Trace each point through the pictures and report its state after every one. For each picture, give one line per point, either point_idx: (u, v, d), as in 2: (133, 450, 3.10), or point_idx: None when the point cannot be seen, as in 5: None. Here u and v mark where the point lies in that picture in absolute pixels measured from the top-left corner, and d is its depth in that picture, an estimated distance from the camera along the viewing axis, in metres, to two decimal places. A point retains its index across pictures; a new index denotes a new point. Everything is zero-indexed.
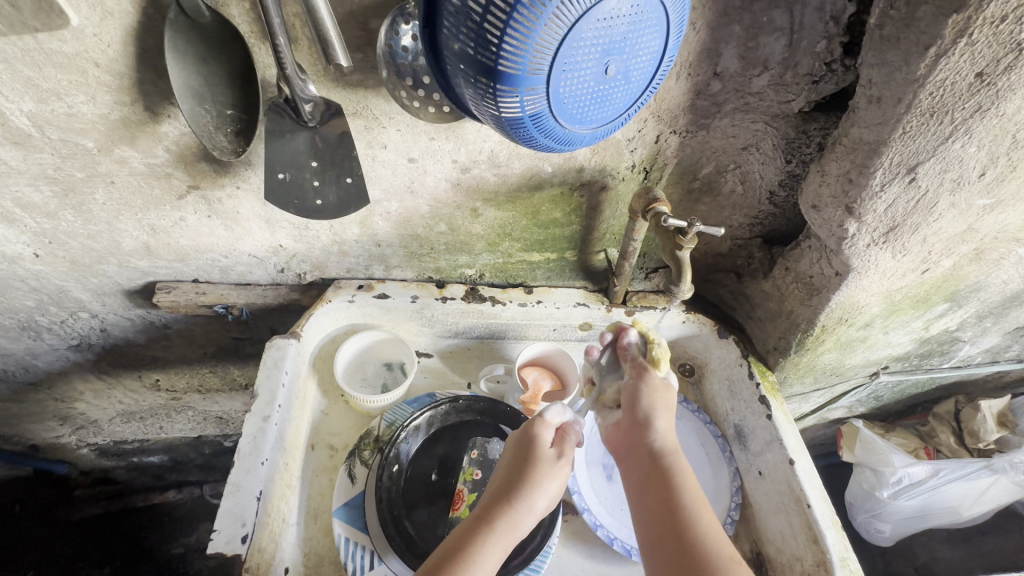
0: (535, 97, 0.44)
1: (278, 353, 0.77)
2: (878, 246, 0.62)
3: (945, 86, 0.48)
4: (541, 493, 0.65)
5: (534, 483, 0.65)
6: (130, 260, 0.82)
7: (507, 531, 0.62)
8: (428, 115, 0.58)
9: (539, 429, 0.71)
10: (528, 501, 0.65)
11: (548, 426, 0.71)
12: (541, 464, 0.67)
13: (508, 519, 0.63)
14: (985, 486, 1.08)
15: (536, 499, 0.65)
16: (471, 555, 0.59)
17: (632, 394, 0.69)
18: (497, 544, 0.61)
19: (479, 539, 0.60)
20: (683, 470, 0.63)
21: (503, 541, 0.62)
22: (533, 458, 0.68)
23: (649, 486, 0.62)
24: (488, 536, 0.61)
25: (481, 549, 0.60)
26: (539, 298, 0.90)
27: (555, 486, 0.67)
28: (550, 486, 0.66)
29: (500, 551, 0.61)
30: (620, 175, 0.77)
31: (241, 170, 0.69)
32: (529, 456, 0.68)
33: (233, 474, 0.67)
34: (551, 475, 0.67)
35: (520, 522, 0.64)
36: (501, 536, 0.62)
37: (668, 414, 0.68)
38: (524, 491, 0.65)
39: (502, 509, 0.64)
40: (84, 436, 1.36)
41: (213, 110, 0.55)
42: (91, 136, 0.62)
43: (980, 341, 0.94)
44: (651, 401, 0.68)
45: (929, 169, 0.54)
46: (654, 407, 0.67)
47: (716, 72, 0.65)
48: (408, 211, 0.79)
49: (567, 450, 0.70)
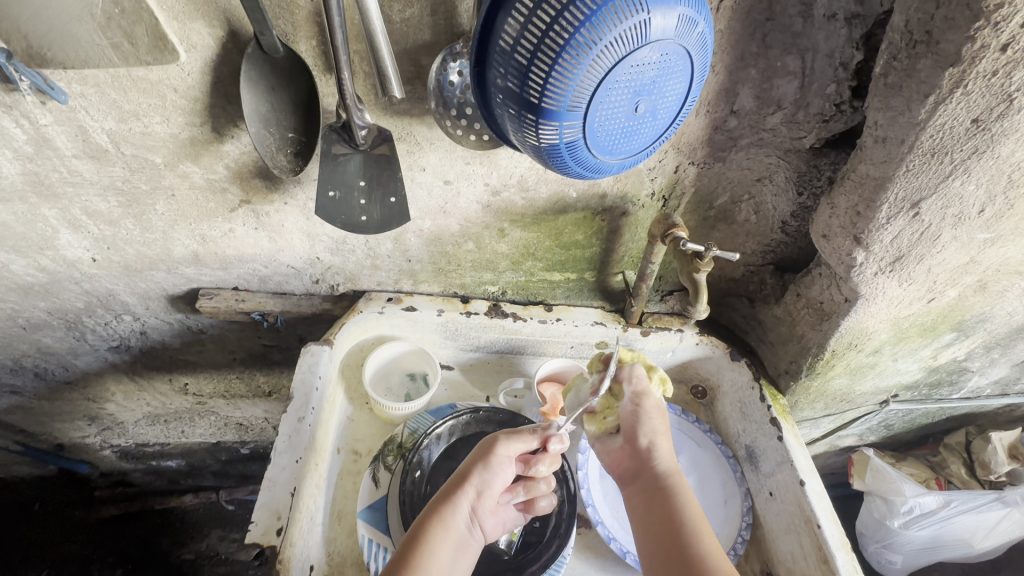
0: (573, 130, 0.49)
1: (312, 358, 0.82)
2: (885, 275, 0.66)
3: (945, 130, 0.52)
4: (480, 481, 0.72)
5: (464, 475, 0.72)
6: (177, 267, 0.88)
7: (446, 514, 0.69)
8: (470, 142, 0.64)
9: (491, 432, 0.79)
10: (469, 489, 0.71)
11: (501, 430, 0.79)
12: (480, 455, 0.74)
13: (449, 505, 0.70)
14: (996, 519, 1.08)
15: (478, 486, 0.72)
16: (422, 543, 0.66)
17: (632, 420, 0.77)
18: (441, 530, 0.67)
19: (429, 527, 0.67)
20: (683, 491, 0.72)
21: (445, 525, 0.68)
22: (476, 454, 0.75)
23: (653, 503, 0.71)
24: (433, 523, 0.68)
25: (426, 540, 0.66)
26: (558, 316, 0.94)
27: (498, 474, 0.73)
28: (489, 475, 0.73)
29: (445, 536, 0.67)
30: (640, 202, 0.82)
31: (290, 187, 0.75)
32: (476, 451, 0.76)
33: (270, 470, 0.71)
34: (491, 462, 0.73)
35: (461, 506, 0.70)
36: (447, 521, 0.68)
37: (665, 437, 0.77)
38: (468, 477, 0.72)
39: (446, 496, 0.71)
40: (109, 437, 1.41)
41: (276, 133, 0.61)
42: (160, 152, 0.69)
43: (989, 371, 0.96)
44: (649, 427, 0.76)
45: (931, 205, 0.58)
46: (652, 431, 0.76)
47: (732, 110, 0.70)
48: (439, 229, 0.84)
49: (513, 443, 0.75)
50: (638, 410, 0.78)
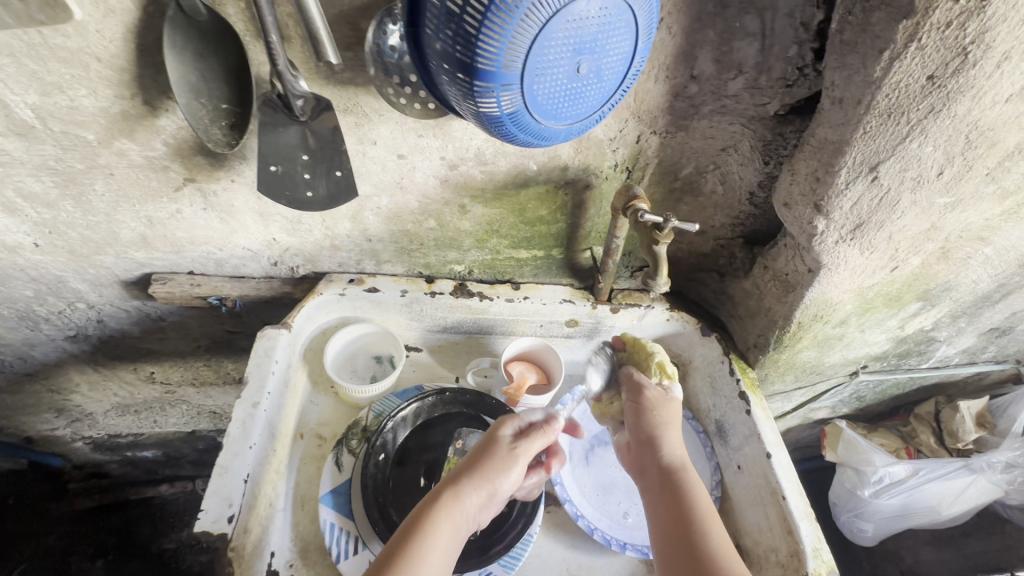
0: (511, 95, 0.46)
1: (269, 342, 0.79)
2: (846, 243, 0.65)
3: (900, 88, 0.50)
4: (493, 482, 0.68)
5: (480, 472, 0.69)
6: (127, 251, 0.85)
7: (453, 509, 0.65)
8: (414, 111, 0.60)
9: (504, 426, 0.73)
10: (482, 487, 0.68)
11: (515, 424, 0.74)
12: (498, 455, 0.70)
13: (457, 499, 0.66)
14: (963, 486, 1.09)
15: (490, 485, 0.68)
16: (421, 536, 0.62)
17: (637, 415, 0.77)
18: (447, 525, 0.64)
19: (430, 521, 0.64)
20: (692, 483, 0.69)
21: (452, 521, 0.65)
22: (490, 450, 0.71)
23: (663, 498, 0.68)
24: (437, 517, 0.64)
25: (427, 535, 0.63)
26: (526, 295, 0.92)
27: (512, 476, 0.70)
28: (504, 476, 0.69)
29: (449, 533, 0.64)
30: (604, 173, 0.79)
31: (236, 163, 0.72)
32: (490, 448, 0.71)
33: (222, 456, 0.68)
34: (509, 465, 0.70)
35: (471, 502, 0.67)
36: (454, 515, 0.65)
37: (672, 430, 0.75)
38: (481, 474, 0.68)
39: (453, 490, 0.67)
40: (80, 428, 1.38)
41: (209, 104, 0.58)
42: (91, 128, 0.65)
43: (956, 341, 0.96)
44: (654, 418, 0.76)
45: (890, 168, 0.56)
46: (657, 424, 0.75)
47: (692, 75, 0.68)
48: (398, 207, 0.82)
49: (529, 444, 0.72)
50: (642, 402, 0.78)
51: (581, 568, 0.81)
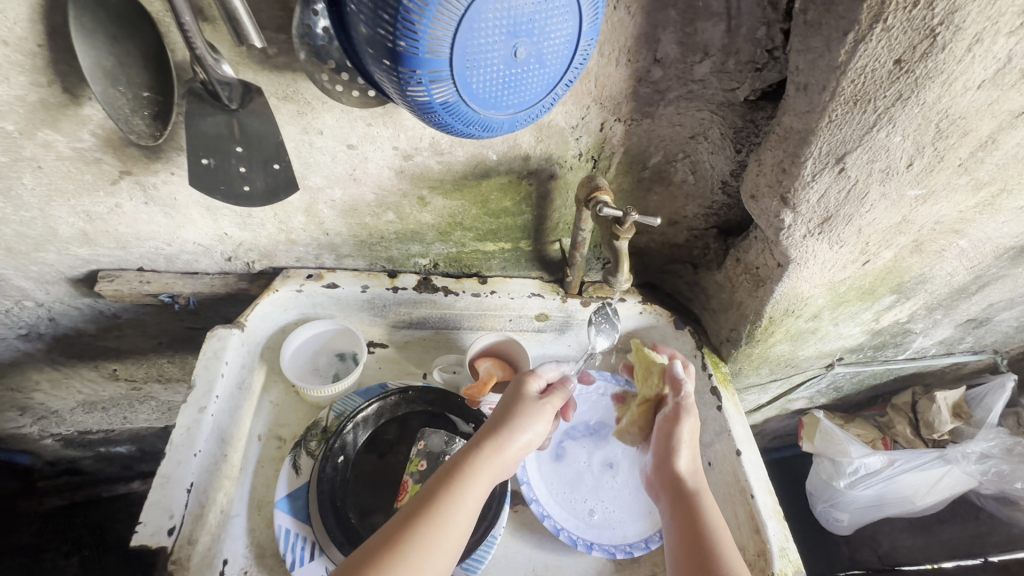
0: (442, 85, 0.42)
1: (219, 343, 0.76)
2: (813, 237, 0.62)
3: (866, 73, 0.47)
4: (528, 429, 0.67)
5: (521, 418, 0.68)
6: (68, 247, 0.80)
7: (493, 458, 0.64)
8: (352, 98, 0.56)
9: (529, 378, 0.73)
10: (516, 433, 0.67)
11: (538, 378, 0.74)
12: (529, 402, 0.70)
13: (494, 445, 0.65)
14: (938, 476, 1.08)
15: (523, 434, 0.67)
16: (460, 479, 0.61)
17: (665, 435, 0.72)
18: (483, 472, 0.63)
19: (466, 468, 0.62)
20: (708, 509, 0.65)
21: (491, 464, 0.64)
22: (525, 399, 0.70)
23: (681, 516, 0.65)
24: (472, 464, 0.63)
25: (466, 478, 0.62)
26: (493, 289, 0.89)
27: (542, 425, 0.69)
28: (536, 423, 0.69)
29: (484, 482, 0.63)
30: (568, 163, 0.76)
31: (173, 155, 0.67)
32: (519, 398, 0.70)
33: (164, 465, 0.66)
34: (543, 412, 0.70)
35: (511, 452, 0.66)
36: (494, 459, 0.64)
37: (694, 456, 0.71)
38: (514, 422, 0.67)
39: (490, 437, 0.65)
40: (46, 426, 1.32)
41: (128, 92, 0.53)
42: (10, 118, 0.60)
43: (933, 332, 0.94)
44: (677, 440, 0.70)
45: (857, 159, 0.53)
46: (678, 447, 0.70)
47: (656, 58, 0.63)
48: (353, 199, 0.77)
49: (555, 398, 0.72)
50: (671, 424, 0.72)
51: (547, 569, 0.79)
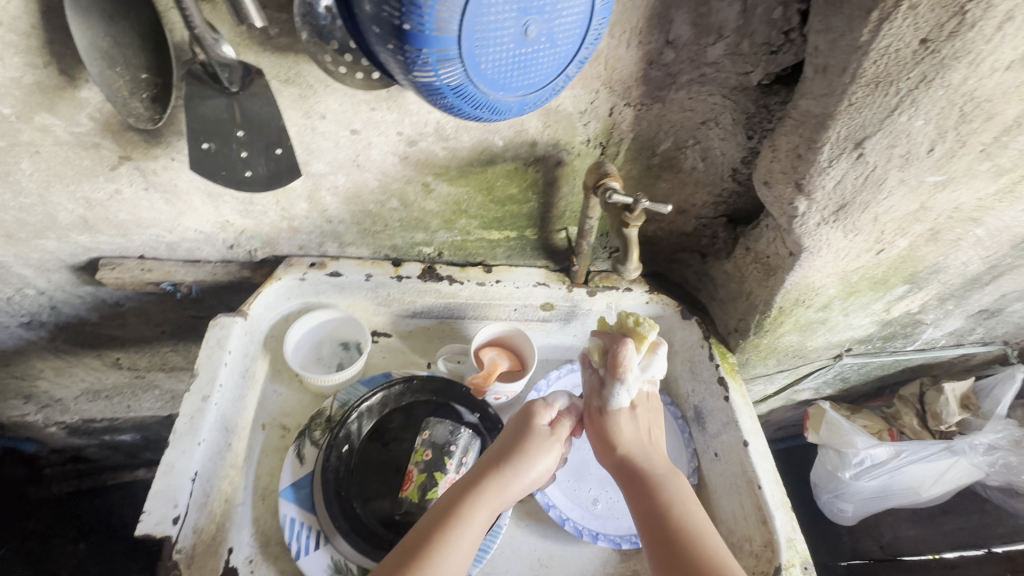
0: (450, 66, 0.41)
1: (222, 332, 0.75)
2: (828, 225, 0.60)
3: (890, 53, 0.45)
4: (532, 465, 0.68)
5: (526, 454, 0.69)
6: (68, 234, 0.79)
7: (491, 497, 0.66)
8: (357, 81, 0.54)
9: (538, 409, 0.73)
10: (518, 472, 0.68)
11: (549, 410, 0.74)
12: (535, 438, 0.70)
13: (495, 485, 0.66)
14: (944, 467, 1.08)
15: (526, 472, 0.68)
16: (459, 515, 0.63)
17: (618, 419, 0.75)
18: (483, 509, 0.64)
19: (466, 507, 0.64)
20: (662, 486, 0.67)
21: (493, 500, 0.65)
22: (532, 432, 0.71)
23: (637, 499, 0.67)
24: (473, 502, 0.65)
25: (466, 514, 0.63)
26: (498, 278, 0.88)
27: (547, 461, 0.70)
28: (540, 461, 0.69)
29: (483, 520, 0.64)
30: (575, 149, 0.74)
31: (174, 140, 0.66)
32: (526, 433, 0.71)
33: (168, 454, 0.65)
34: (547, 447, 0.70)
35: (513, 489, 0.67)
36: (496, 494, 0.66)
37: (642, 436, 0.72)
38: (516, 461, 0.68)
39: (490, 476, 0.67)
40: (51, 414, 1.32)
41: (125, 73, 0.52)
42: (5, 101, 0.59)
43: (944, 323, 0.93)
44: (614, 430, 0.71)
45: (876, 144, 0.51)
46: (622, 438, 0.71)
47: (668, 40, 0.62)
48: (357, 185, 0.76)
49: (561, 431, 0.73)
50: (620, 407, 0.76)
51: (553, 558, 0.79)
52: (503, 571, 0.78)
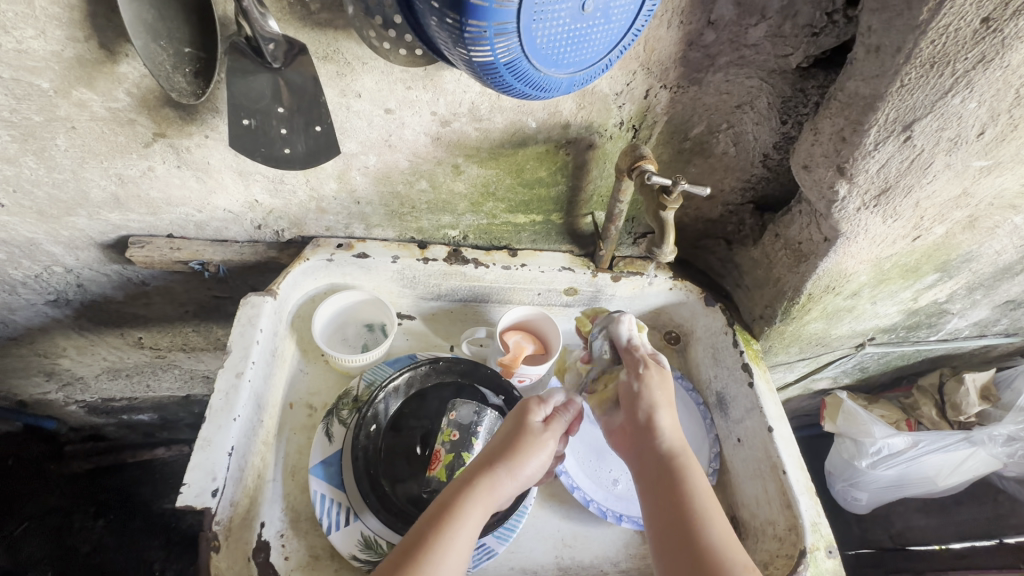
0: (506, 40, 0.40)
1: (253, 310, 0.75)
2: (868, 210, 0.60)
3: (949, 33, 0.45)
4: (528, 464, 0.66)
5: (521, 453, 0.66)
6: (99, 212, 0.80)
7: (486, 494, 0.63)
8: (400, 58, 0.54)
9: (533, 406, 0.71)
10: (514, 470, 0.65)
11: (543, 406, 0.71)
12: (529, 436, 0.68)
13: (488, 482, 0.64)
14: (962, 457, 1.09)
15: (522, 469, 0.66)
16: (450, 521, 0.60)
17: (631, 395, 0.71)
18: (476, 509, 0.62)
19: (459, 504, 0.62)
20: (691, 467, 0.65)
21: (485, 501, 0.63)
22: (524, 429, 0.68)
23: (658, 481, 0.64)
24: (467, 499, 0.62)
25: (459, 518, 0.60)
26: (523, 261, 0.88)
27: (541, 459, 0.68)
28: (534, 458, 0.67)
29: (475, 522, 0.61)
30: (608, 132, 0.74)
31: (208, 117, 0.66)
32: (521, 430, 0.68)
33: (205, 429, 0.66)
34: (540, 446, 0.68)
35: (506, 489, 0.65)
36: (487, 496, 0.63)
37: (669, 409, 0.69)
38: (510, 460, 0.66)
39: (484, 474, 0.65)
40: (72, 393, 1.34)
41: (169, 48, 0.52)
42: (45, 76, 0.59)
43: (969, 313, 0.93)
44: (648, 396, 0.69)
45: (926, 127, 0.51)
46: (652, 404, 0.69)
47: (709, 20, 0.61)
48: (387, 166, 0.76)
49: (556, 427, 0.70)
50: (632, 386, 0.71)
51: (576, 539, 0.80)
52: (527, 550, 0.78)
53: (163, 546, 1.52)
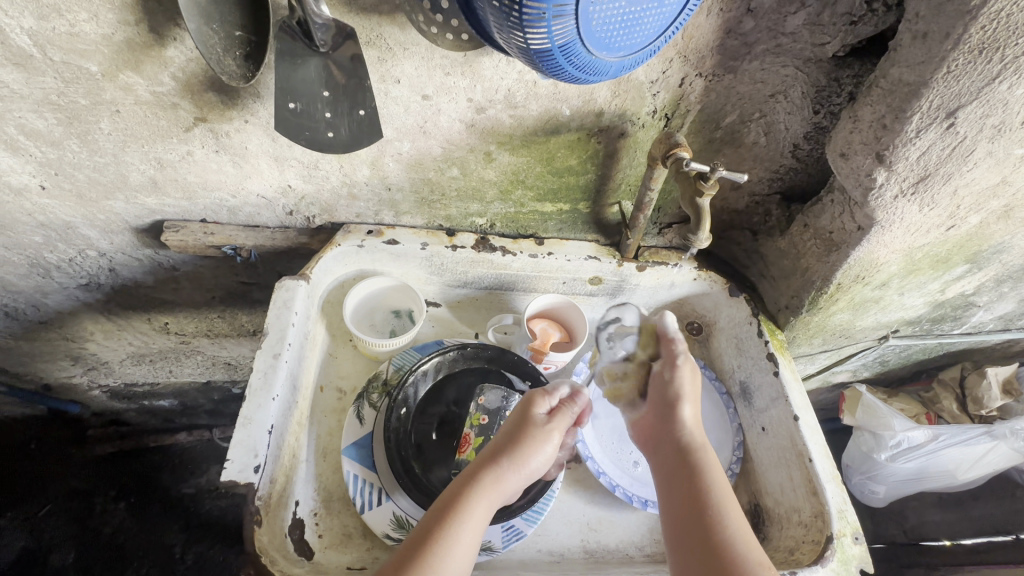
0: (563, 22, 0.41)
1: (288, 294, 0.77)
2: (905, 198, 0.62)
3: (1000, 18, 0.47)
4: (530, 459, 0.67)
5: (524, 447, 0.67)
6: (137, 196, 0.81)
7: (491, 488, 0.64)
8: (446, 41, 0.56)
9: (538, 399, 0.73)
10: (519, 464, 0.67)
11: (546, 400, 0.73)
12: (532, 430, 0.69)
13: (493, 477, 0.65)
14: (983, 452, 1.08)
15: (525, 464, 0.67)
16: (456, 513, 0.61)
17: (661, 387, 0.75)
18: (482, 501, 0.63)
19: (466, 497, 0.63)
20: (712, 465, 0.66)
21: (491, 495, 0.64)
22: (527, 424, 0.70)
23: (676, 475, 0.66)
24: (473, 491, 0.63)
25: (466, 510, 0.62)
26: (550, 250, 0.88)
27: (546, 453, 0.69)
28: (539, 452, 0.68)
29: (481, 515, 0.62)
30: (640, 121, 0.74)
31: (249, 102, 0.67)
32: (524, 424, 0.70)
33: (246, 407, 0.67)
34: (543, 440, 0.68)
35: (510, 483, 0.66)
36: (492, 489, 0.64)
37: (694, 405, 0.73)
38: (513, 454, 0.67)
39: (488, 469, 0.66)
40: (96, 377, 1.36)
41: (220, 31, 0.54)
42: (94, 59, 0.60)
43: (995, 306, 0.93)
44: (678, 387, 0.74)
45: (969, 113, 0.53)
46: (680, 395, 0.73)
47: (749, 8, 0.61)
48: (420, 152, 0.77)
49: (560, 422, 0.71)
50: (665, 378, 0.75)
51: (601, 523, 0.81)
52: (554, 533, 0.80)
53: (182, 530, 1.51)
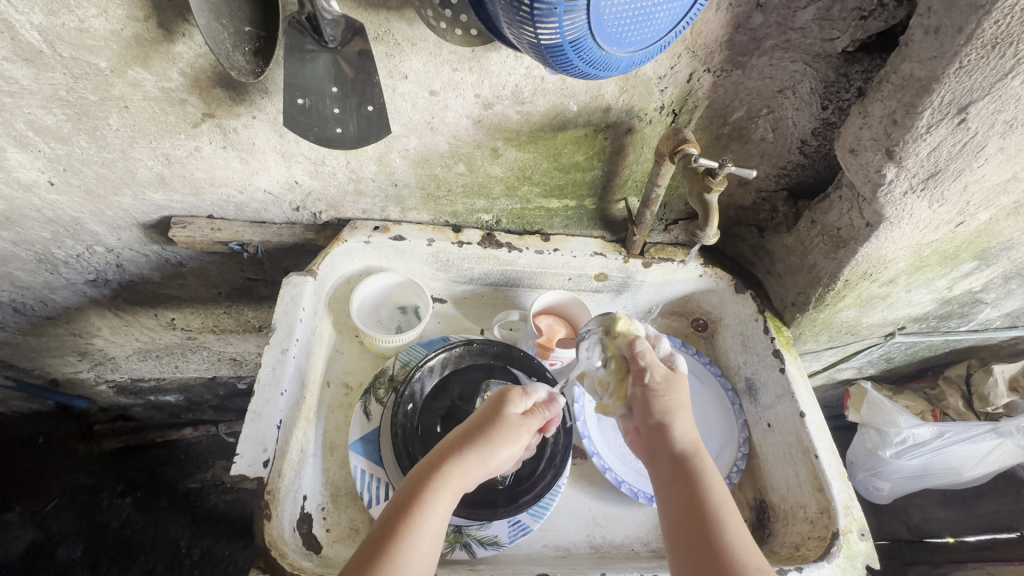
0: (574, 17, 0.41)
1: (295, 290, 0.77)
2: (915, 194, 0.62)
3: (1014, 13, 0.47)
4: (497, 454, 0.63)
5: (491, 442, 0.63)
6: (144, 192, 0.81)
7: (454, 483, 0.61)
8: (456, 37, 0.56)
9: (514, 395, 0.68)
10: (484, 457, 0.62)
11: (522, 397, 0.69)
12: (503, 425, 0.65)
13: (456, 470, 0.61)
14: (988, 449, 1.09)
15: (492, 457, 0.63)
16: (416, 510, 0.57)
17: (643, 404, 0.68)
18: (443, 497, 0.59)
19: (429, 489, 0.59)
20: (710, 473, 0.63)
21: (453, 488, 0.60)
22: (499, 418, 0.65)
23: (676, 485, 0.63)
24: (434, 485, 0.60)
25: (427, 505, 0.58)
26: (556, 246, 0.88)
27: (513, 449, 0.65)
28: (507, 447, 0.64)
29: (442, 512, 0.59)
30: (648, 117, 0.74)
31: (257, 98, 0.67)
32: (495, 417, 0.65)
33: (254, 402, 0.68)
34: (511, 435, 0.65)
35: (474, 476, 0.62)
36: (452, 483, 0.60)
37: (685, 415, 0.67)
38: (481, 447, 0.63)
39: (451, 462, 0.62)
40: (103, 372, 1.37)
41: (230, 26, 0.55)
42: (103, 54, 0.60)
43: (1002, 303, 0.93)
44: (663, 403, 0.66)
45: (981, 109, 0.53)
46: (666, 410, 0.66)
47: (758, 3, 0.61)
48: (427, 149, 0.77)
49: (532, 420, 0.67)
50: (649, 397, 0.67)
51: (607, 519, 0.81)
52: (560, 528, 0.80)
53: (189, 524, 1.52)
